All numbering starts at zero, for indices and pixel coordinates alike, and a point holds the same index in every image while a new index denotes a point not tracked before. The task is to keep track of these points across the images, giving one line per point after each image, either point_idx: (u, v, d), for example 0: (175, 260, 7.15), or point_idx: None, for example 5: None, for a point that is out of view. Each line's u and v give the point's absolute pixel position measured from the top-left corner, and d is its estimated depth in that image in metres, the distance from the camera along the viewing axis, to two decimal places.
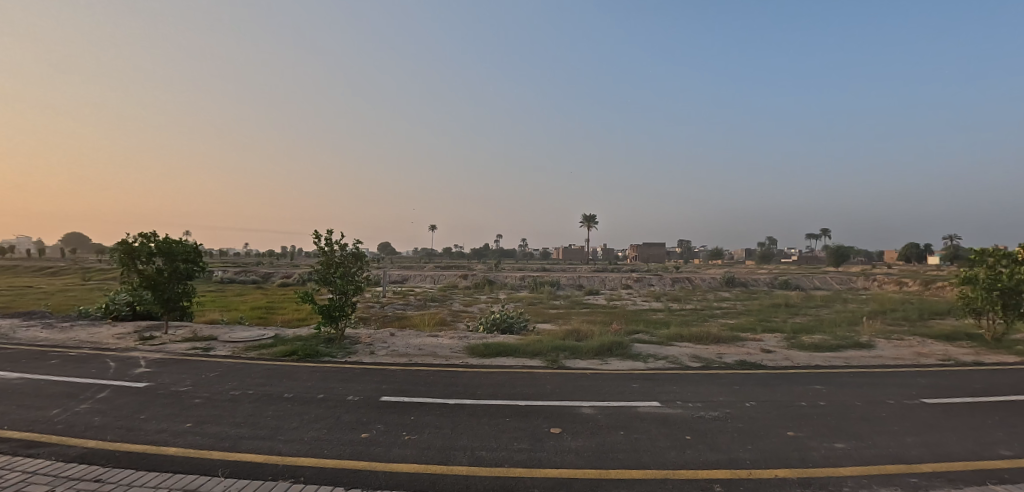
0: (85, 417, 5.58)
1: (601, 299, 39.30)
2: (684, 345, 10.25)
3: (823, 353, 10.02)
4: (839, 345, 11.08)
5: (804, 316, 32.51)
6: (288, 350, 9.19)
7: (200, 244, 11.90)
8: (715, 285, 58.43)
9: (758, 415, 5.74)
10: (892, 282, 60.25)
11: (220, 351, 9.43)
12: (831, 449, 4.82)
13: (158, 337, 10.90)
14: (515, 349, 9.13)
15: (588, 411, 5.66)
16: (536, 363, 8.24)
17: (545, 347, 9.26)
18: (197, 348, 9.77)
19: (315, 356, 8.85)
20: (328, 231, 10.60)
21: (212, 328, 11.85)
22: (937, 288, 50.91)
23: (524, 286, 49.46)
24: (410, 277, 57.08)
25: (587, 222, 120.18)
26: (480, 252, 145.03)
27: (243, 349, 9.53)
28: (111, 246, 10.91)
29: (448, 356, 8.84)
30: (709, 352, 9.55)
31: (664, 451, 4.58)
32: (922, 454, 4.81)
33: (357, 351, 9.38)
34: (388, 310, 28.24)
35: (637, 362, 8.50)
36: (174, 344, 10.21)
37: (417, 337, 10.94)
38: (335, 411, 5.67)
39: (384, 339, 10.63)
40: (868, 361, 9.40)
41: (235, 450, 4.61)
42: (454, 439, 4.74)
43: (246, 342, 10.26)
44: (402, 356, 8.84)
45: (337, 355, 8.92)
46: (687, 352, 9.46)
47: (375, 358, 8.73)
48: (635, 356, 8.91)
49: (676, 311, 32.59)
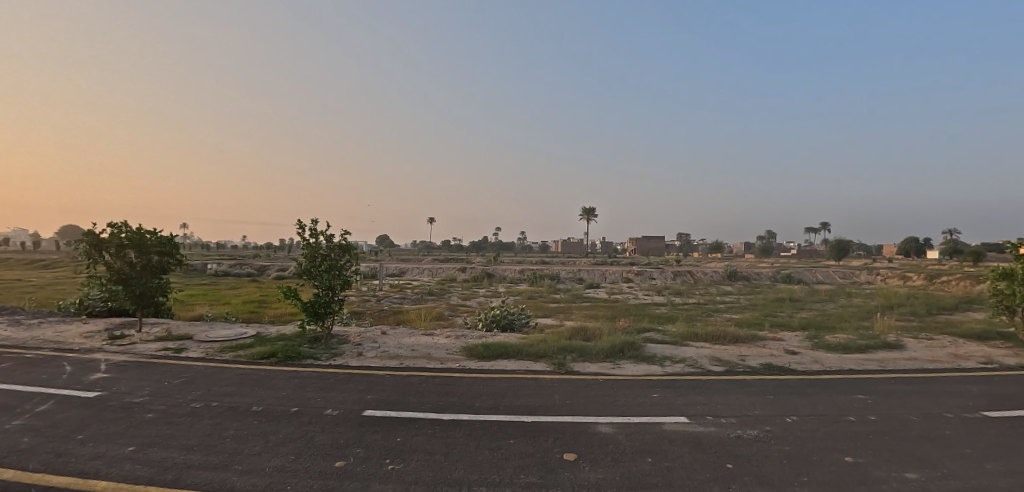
0: (12, 438, 4.71)
1: (601, 292, 38.56)
2: (700, 345, 9.40)
3: (853, 354, 9.18)
4: (866, 345, 10.23)
5: (811, 310, 31.77)
6: (266, 351, 8.31)
7: (177, 237, 10.97)
8: (717, 278, 57.61)
9: (804, 435, 4.89)
10: (896, 276, 59.56)
11: (193, 353, 8.57)
12: (905, 482, 3.98)
13: (130, 337, 10.03)
14: (517, 350, 8.24)
15: (606, 429, 4.79)
16: (542, 367, 7.39)
17: (551, 348, 8.39)
18: (169, 349, 8.91)
19: (297, 358, 8.00)
20: (312, 221, 9.64)
21: (189, 325, 10.99)
22: (942, 283, 50.36)
23: (523, 279, 48.71)
24: (408, 270, 56.15)
25: (587, 215, 119.44)
26: (478, 244, 144.23)
27: (218, 350, 8.67)
28: (77, 237, 9.99)
29: (443, 358, 7.98)
30: (730, 354, 8.69)
31: (704, 486, 3.74)
32: (1013, 487, 3.97)
33: (343, 352, 8.51)
34: (385, 304, 27.37)
35: (653, 366, 7.65)
36: (144, 344, 9.34)
37: (411, 335, 10.09)
38: (308, 430, 4.80)
39: (374, 338, 9.77)
40: (905, 364, 8.56)
41: (179, 485, 3.75)
42: (448, 471, 3.89)
43: (224, 342, 9.41)
44: (392, 358, 7.99)
45: (320, 358, 8.08)
46: (705, 354, 8.57)
47: (363, 360, 7.89)
48: (650, 359, 8.04)
49: (679, 305, 31.82)
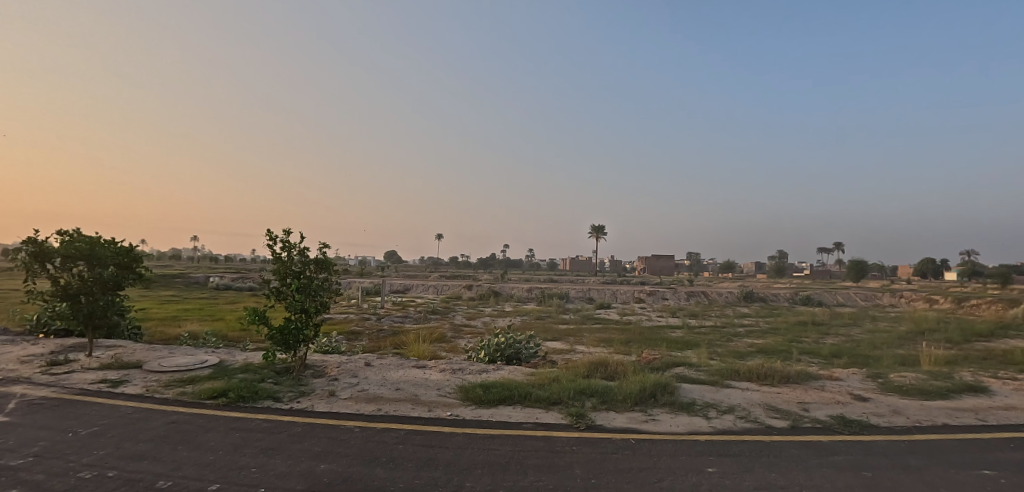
0: None
1: (612, 313, 36.50)
2: (747, 387, 7.72)
3: (938, 403, 7.46)
4: (947, 388, 8.46)
5: (837, 336, 29.73)
6: (218, 389, 6.81)
7: (135, 247, 9.63)
8: (732, 299, 55.42)
9: None
10: (921, 299, 56.61)
11: (132, 387, 7.12)
12: None
13: (71, 364, 8.63)
14: (523, 393, 6.64)
15: None
16: (555, 418, 5.80)
17: (565, 390, 6.77)
18: (107, 381, 7.45)
19: (252, 399, 6.51)
20: (284, 231, 8.16)
21: (147, 351, 9.53)
22: (972, 307, 47.65)
23: (531, 298, 47.04)
24: (413, 287, 54.66)
25: (596, 233, 117.27)
26: (485, 261, 142.59)
27: (163, 385, 7.19)
28: (16, 246, 8.71)
29: (432, 403, 6.41)
30: (787, 400, 7.03)
31: None
32: None
33: (311, 391, 6.98)
34: (385, 323, 25.86)
35: (695, 418, 6.03)
36: (82, 374, 7.91)
37: (399, 368, 8.52)
38: None
39: (354, 371, 8.21)
40: (1010, 417, 6.82)
41: None
42: None
43: (176, 372, 7.95)
44: (369, 401, 6.45)
45: (280, 398, 6.56)
46: (757, 400, 6.91)
47: (332, 403, 6.36)
48: (689, 407, 6.42)
49: (696, 328, 29.74)
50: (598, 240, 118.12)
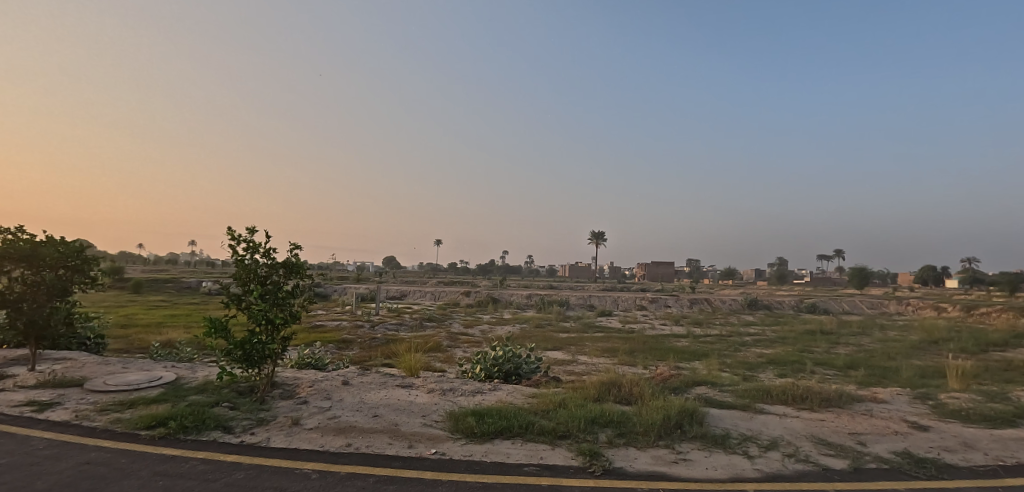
0: None
1: (614, 322, 35.36)
2: (785, 414, 6.60)
3: (1011, 433, 6.33)
4: (1012, 413, 7.32)
5: (848, 345, 28.62)
6: (160, 415, 5.69)
7: (86, 248, 8.54)
8: (736, 307, 54.23)
9: None
10: (928, 308, 55.46)
11: (61, 411, 6.01)
12: None
13: (6, 380, 7.52)
14: (525, 423, 5.52)
15: None
16: (564, 459, 4.67)
17: (573, 419, 5.64)
18: (34, 404, 6.32)
19: (198, 429, 5.41)
20: (248, 229, 7.04)
21: (97, 365, 8.39)
22: (982, 315, 46.55)
23: (531, 305, 45.91)
24: (410, 293, 53.46)
25: (596, 239, 116.53)
26: (484, 268, 141.57)
27: (98, 409, 6.07)
28: None
29: (415, 436, 5.27)
30: (837, 431, 5.91)
31: None
32: None
33: (272, 418, 5.87)
34: (379, 331, 24.72)
35: (735, 458, 4.91)
36: (11, 394, 6.80)
37: (381, 388, 7.40)
38: None
39: (328, 392, 7.09)
40: None
41: None
42: None
43: (121, 392, 6.83)
44: (338, 434, 5.33)
45: (232, 429, 5.44)
46: (802, 431, 5.81)
47: (292, 436, 5.25)
48: (725, 441, 5.32)
49: (701, 337, 28.61)
50: (598, 246, 117.08)
